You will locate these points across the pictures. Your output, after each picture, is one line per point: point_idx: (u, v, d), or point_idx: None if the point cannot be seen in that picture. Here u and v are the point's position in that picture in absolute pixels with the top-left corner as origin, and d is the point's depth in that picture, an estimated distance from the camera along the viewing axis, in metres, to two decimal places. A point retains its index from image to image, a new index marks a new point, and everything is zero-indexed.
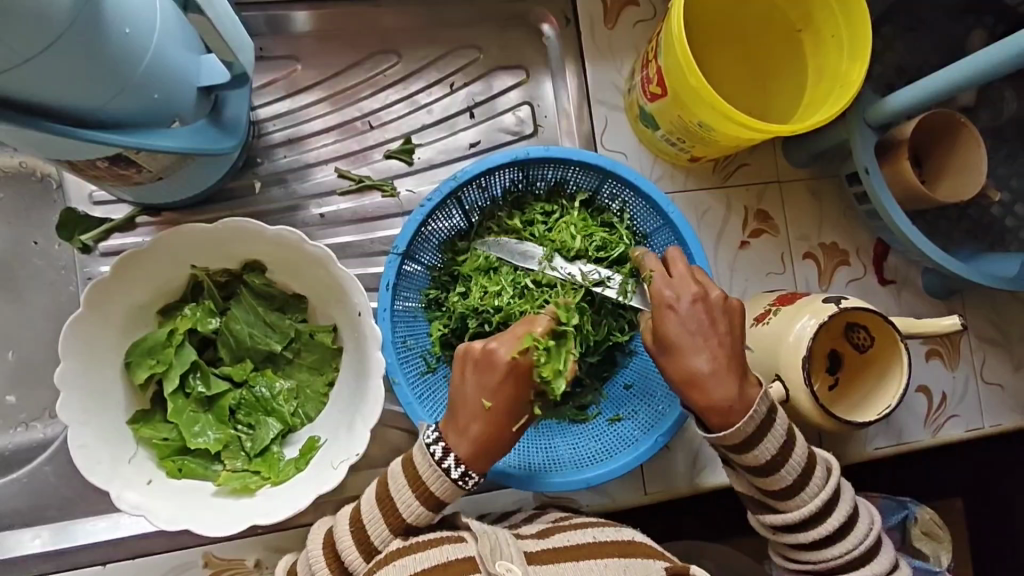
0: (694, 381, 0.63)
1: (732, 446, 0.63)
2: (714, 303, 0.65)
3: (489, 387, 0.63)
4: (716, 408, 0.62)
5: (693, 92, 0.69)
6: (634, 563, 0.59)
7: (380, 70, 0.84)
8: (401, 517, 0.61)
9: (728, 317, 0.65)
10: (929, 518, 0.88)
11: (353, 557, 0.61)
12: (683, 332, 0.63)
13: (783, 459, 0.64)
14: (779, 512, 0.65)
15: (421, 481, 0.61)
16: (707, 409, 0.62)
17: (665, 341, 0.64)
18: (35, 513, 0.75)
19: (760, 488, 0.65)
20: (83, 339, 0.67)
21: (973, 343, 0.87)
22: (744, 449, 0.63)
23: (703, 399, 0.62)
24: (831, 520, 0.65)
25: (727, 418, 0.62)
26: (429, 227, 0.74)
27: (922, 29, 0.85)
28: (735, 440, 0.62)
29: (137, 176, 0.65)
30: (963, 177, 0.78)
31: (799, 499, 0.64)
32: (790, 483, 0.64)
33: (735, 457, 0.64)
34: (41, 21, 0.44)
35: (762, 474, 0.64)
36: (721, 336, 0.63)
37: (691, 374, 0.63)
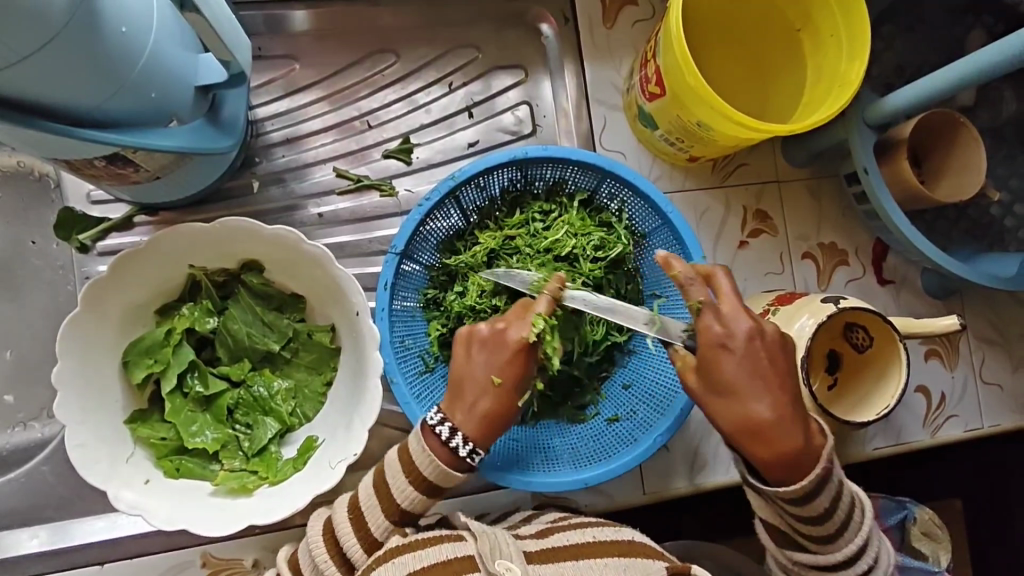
0: (761, 435, 0.60)
1: (791, 495, 0.60)
2: (762, 337, 0.62)
3: (500, 364, 0.64)
4: (782, 460, 0.60)
5: (691, 92, 0.69)
6: (634, 562, 0.60)
7: (378, 69, 0.84)
8: (396, 503, 0.62)
9: (774, 350, 0.62)
10: (928, 518, 0.88)
11: (351, 544, 0.62)
12: (743, 380, 0.60)
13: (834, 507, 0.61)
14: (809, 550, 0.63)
15: (415, 468, 0.62)
16: (769, 461, 0.60)
17: (717, 384, 0.61)
18: (33, 513, 0.75)
19: (797, 527, 0.62)
20: (80, 338, 0.67)
21: (972, 343, 0.87)
22: (804, 499, 0.60)
23: (771, 453, 0.60)
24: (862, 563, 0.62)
25: (784, 467, 0.60)
26: (427, 227, 0.74)
27: (922, 28, 0.85)
28: (795, 491, 0.60)
29: (135, 175, 0.65)
30: (962, 177, 0.78)
31: (839, 544, 0.62)
32: (836, 526, 0.62)
33: (786, 503, 0.61)
34: (37, 20, 0.44)
35: (808, 517, 0.61)
36: (777, 374, 0.61)
37: (755, 424, 0.60)
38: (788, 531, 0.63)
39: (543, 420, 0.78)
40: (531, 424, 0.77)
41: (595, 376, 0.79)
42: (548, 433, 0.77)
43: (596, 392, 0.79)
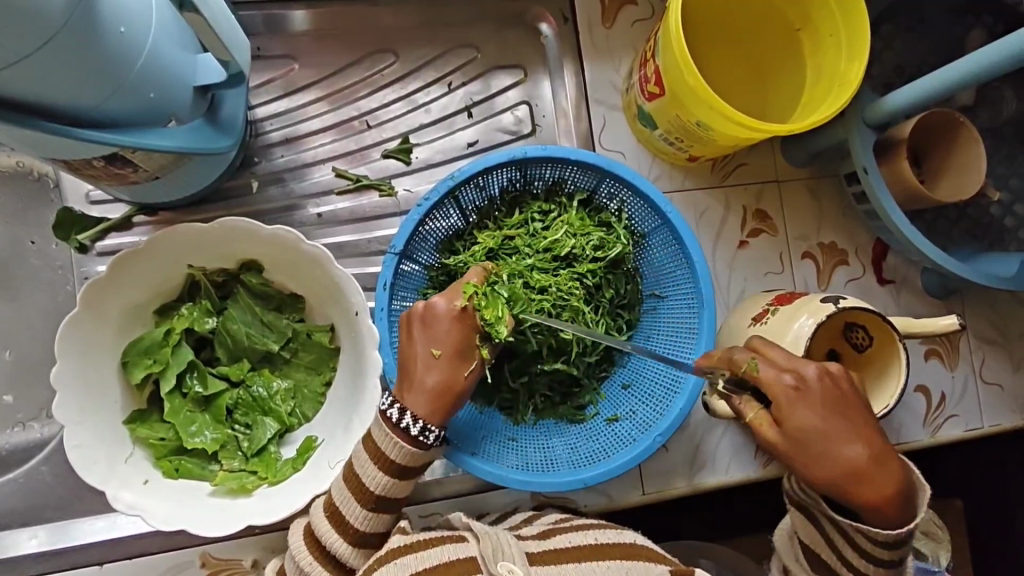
0: (861, 479, 0.59)
1: (878, 539, 0.59)
2: (832, 378, 0.61)
3: (437, 337, 0.64)
4: (881, 503, 0.59)
5: (690, 91, 0.69)
6: (636, 564, 0.59)
7: (378, 69, 0.84)
8: (368, 491, 0.62)
9: (842, 388, 0.62)
10: (928, 517, 0.89)
11: (334, 541, 0.62)
12: (831, 425, 0.59)
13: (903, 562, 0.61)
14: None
15: (380, 453, 0.62)
16: (873, 506, 0.59)
17: (804, 434, 0.59)
18: (32, 513, 0.75)
19: (853, 567, 0.62)
20: (79, 338, 0.66)
21: (972, 343, 0.87)
22: (889, 548, 0.59)
23: (875, 496, 0.58)
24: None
25: (883, 511, 0.59)
26: (426, 227, 0.73)
27: (922, 28, 0.85)
28: (888, 536, 0.59)
29: (133, 175, 0.65)
30: (962, 177, 0.77)
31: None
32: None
33: (865, 546, 0.60)
34: (34, 20, 0.44)
35: (875, 564, 0.61)
36: (857, 414, 0.61)
37: (853, 468, 0.59)
38: (835, 563, 0.63)
39: (542, 419, 0.78)
40: (531, 423, 0.77)
41: (595, 375, 0.79)
42: (547, 432, 0.77)
43: (595, 391, 0.78)
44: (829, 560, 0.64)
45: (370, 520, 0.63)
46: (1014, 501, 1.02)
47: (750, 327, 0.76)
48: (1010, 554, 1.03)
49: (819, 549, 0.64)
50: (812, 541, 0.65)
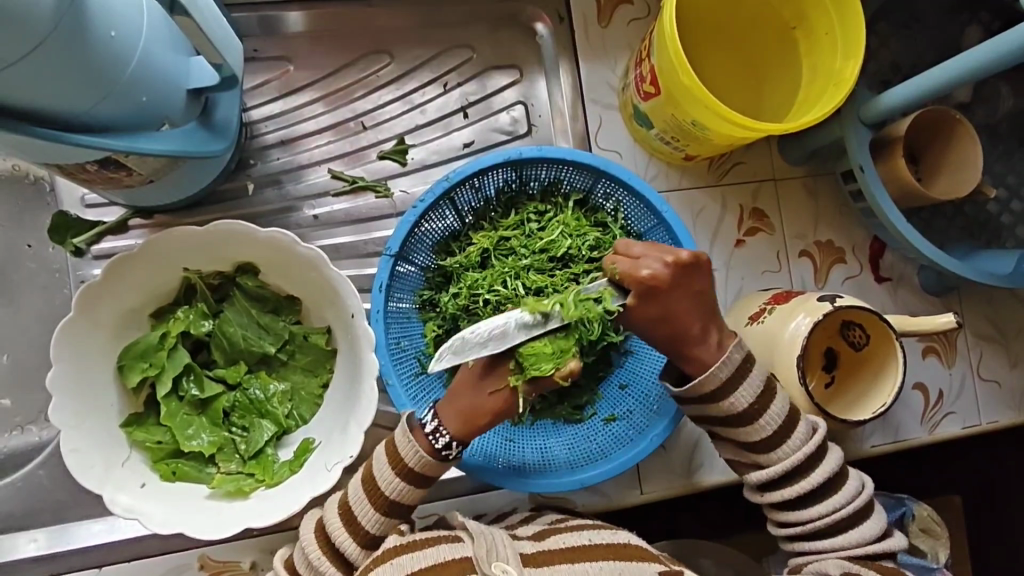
0: (688, 341, 0.63)
1: (707, 394, 0.65)
2: (682, 267, 0.62)
3: (476, 351, 0.63)
4: (697, 358, 0.64)
5: (685, 91, 0.69)
6: (630, 566, 0.59)
7: (373, 70, 0.84)
8: (384, 495, 0.63)
9: (698, 275, 0.63)
10: (928, 515, 0.84)
11: (344, 539, 0.62)
12: (675, 310, 0.62)
13: (762, 410, 0.66)
14: (761, 468, 0.67)
15: (399, 458, 0.63)
16: (698, 363, 0.64)
17: (654, 313, 0.62)
18: (29, 517, 0.75)
19: (743, 443, 0.67)
20: (75, 343, 0.67)
21: (969, 339, 0.87)
22: (722, 395, 0.65)
23: (693, 352, 0.64)
24: (816, 476, 0.66)
25: (703, 367, 0.64)
26: (422, 228, 0.73)
27: (918, 26, 0.84)
28: (713, 387, 0.64)
29: (127, 179, 0.65)
30: (957, 176, 0.78)
31: (779, 453, 0.66)
32: (768, 432, 0.66)
33: (713, 410, 0.66)
34: (21, 25, 0.44)
35: (740, 425, 0.66)
36: (686, 302, 0.63)
37: (687, 331, 0.63)
38: (746, 455, 0.68)
39: (539, 419, 0.77)
40: (527, 423, 0.77)
41: (591, 376, 0.78)
42: (545, 433, 0.77)
43: (593, 392, 0.78)
44: (743, 456, 0.69)
45: (382, 524, 0.63)
46: (1009, 498, 1.03)
47: (746, 327, 0.76)
48: (1008, 549, 1.03)
49: (737, 455, 0.69)
50: (733, 456, 0.69)
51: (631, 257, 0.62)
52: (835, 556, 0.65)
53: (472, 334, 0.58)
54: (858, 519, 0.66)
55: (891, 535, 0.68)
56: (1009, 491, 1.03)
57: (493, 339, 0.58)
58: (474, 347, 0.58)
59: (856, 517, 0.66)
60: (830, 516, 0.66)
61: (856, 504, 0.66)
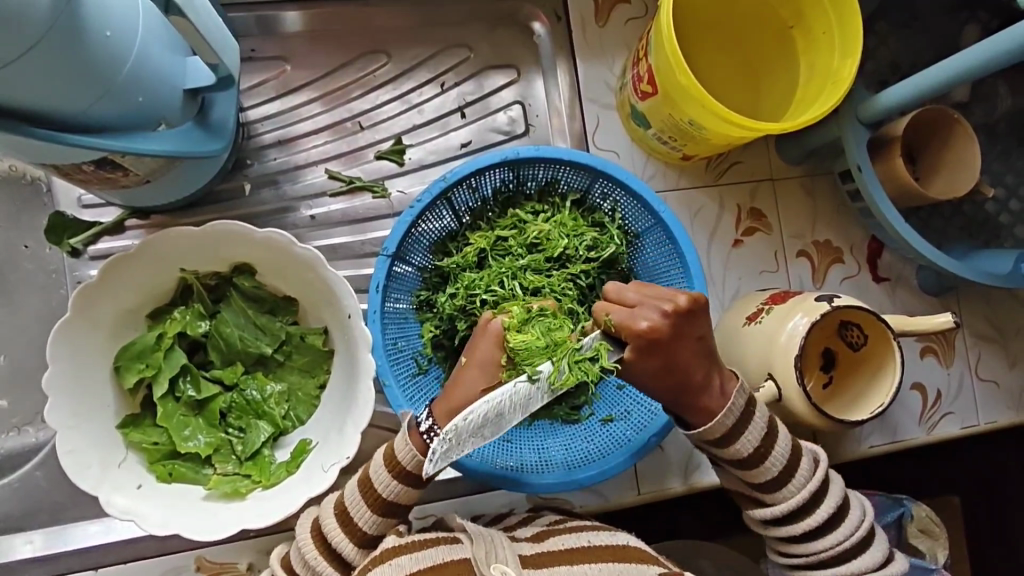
0: (693, 390, 0.63)
1: (713, 439, 0.65)
2: (679, 315, 0.61)
3: (471, 346, 0.64)
4: (702, 407, 0.64)
5: (682, 91, 0.69)
6: (629, 567, 0.59)
7: (370, 70, 0.84)
8: (380, 496, 0.62)
9: (696, 321, 0.63)
10: (925, 515, 0.84)
11: (340, 540, 0.62)
12: (678, 358, 0.61)
13: (767, 452, 0.65)
14: (767, 507, 0.67)
15: (396, 460, 0.62)
16: (704, 412, 0.64)
17: (658, 363, 0.61)
18: (26, 519, 0.75)
19: (748, 482, 0.67)
20: (71, 344, 0.66)
21: (968, 339, 0.87)
22: (729, 439, 0.65)
23: (698, 401, 0.63)
24: (822, 511, 0.66)
25: (708, 416, 0.64)
26: (419, 228, 0.73)
27: (916, 25, 0.84)
28: (719, 434, 0.64)
29: (124, 179, 0.65)
30: (956, 176, 0.78)
31: (786, 490, 0.66)
32: (776, 472, 0.66)
33: (719, 451, 0.66)
34: (16, 25, 0.43)
35: (747, 465, 0.66)
36: (681, 348, 0.62)
37: (690, 380, 0.62)
38: (751, 493, 0.68)
39: (538, 420, 0.76)
40: (526, 424, 0.76)
41: None
42: (543, 433, 0.76)
43: None
44: (748, 493, 0.68)
45: (378, 524, 0.63)
46: (1007, 498, 1.03)
47: (744, 327, 0.75)
48: (1006, 549, 1.03)
49: (740, 489, 0.69)
50: (735, 489, 0.69)
51: (626, 310, 0.61)
52: None
53: (465, 422, 0.56)
54: (861, 549, 0.67)
55: (891, 560, 0.68)
56: (1008, 491, 1.03)
57: (489, 424, 0.57)
58: (468, 439, 0.58)
59: (858, 547, 0.67)
60: (834, 548, 0.66)
61: (857, 533, 0.67)
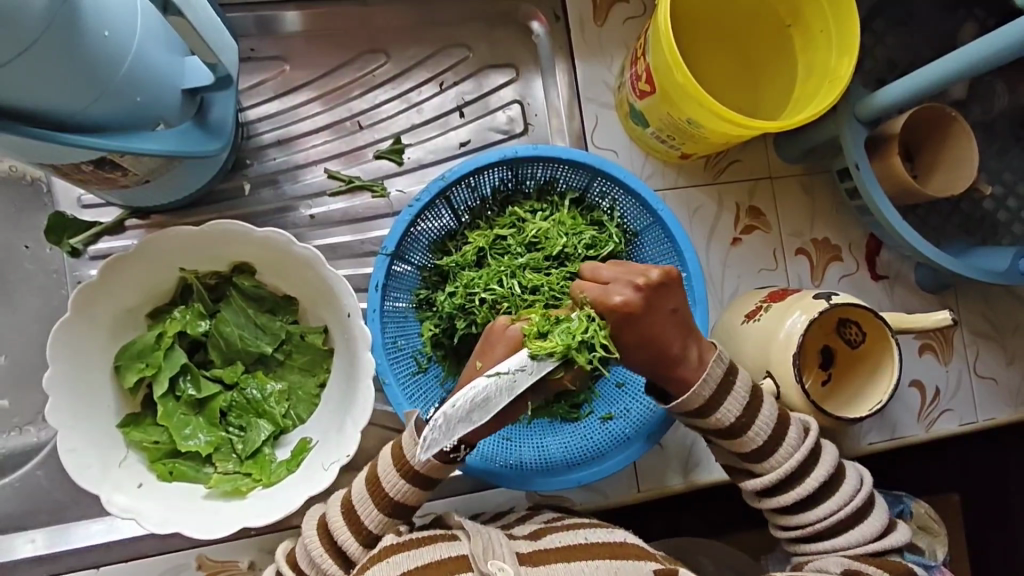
0: (669, 362, 0.63)
1: (696, 409, 0.65)
2: (651, 289, 0.62)
3: (486, 352, 0.60)
4: (681, 378, 0.64)
5: (680, 89, 0.69)
6: (626, 564, 0.59)
7: (369, 70, 0.84)
8: (387, 495, 0.63)
9: (670, 295, 0.62)
10: (925, 512, 0.85)
11: (346, 539, 0.62)
12: (653, 331, 0.61)
13: (749, 422, 0.66)
14: (757, 476, 0.68)
15: (404, 459, 0.62)
16: (681, 384, 0.64)
17: (635, 333, 0.61)
18: (27, 518, 0.75)
19: (736, 453, 0.68)
20: (71, 343, 0.67)
21: (966, 337, 0.87)
22: (710, 410, 0.65)
23: (678, 373, 0.64)
24: (813, 478, 0.66)
25: (686, 386, 0.64)
26: (418, 228, 0.74)
27: (914, 23, 0.84)
28: (698, 404, 0.65)
29: (123, 179, 0.65)
30: (953, 173, 0.78)
31: (772, 461, 0.66)
32: (760, 442, 0.66)
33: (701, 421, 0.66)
34: (14, 25, 0.44)
35: (731, 436, 0.66)
36: (657, 325, 0.62)
37: (668, 352, 0.62)
38: (741, 464, 0.68)
39: (536, 418, 0.77)
40: (525, 422, 0.76)
41: None
42: (542, 431, 0.77)
43: (590, 390, 0.78)
44: (738, 464, 0.69)
45: (384, 524, 0.63)
46: (1007, 495, 1.03)
47: (743, 324, 0.76)
48: (1006, 547, 1.03)
49: (729, 460, 0.69)
50: (725, 460, 0.70)
51: (602, 287, 0.62)
52: (836, 554, 0.65)
53: (454, 409, 0.56)
54: (859, 517, 0.67)
55: (892, 530, 0.67)
56: (1007, 489, 1.03)
57: (477, 409, 0.56)
58: (456, 425, 0.57)
59: (857, 516, 0.66)
60: (829, 517, 0.66)
61: (853, 503, 0.66)
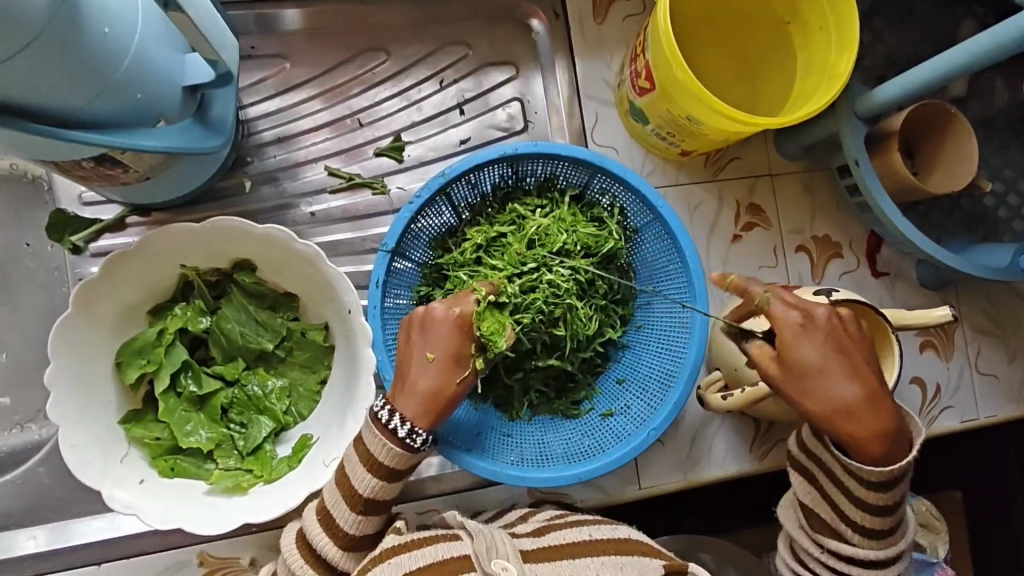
0: (854, 409, 0.60)
1: (866, 477, 0.61)
2: (851, 323, 0.62)
3: (432, 340, 0.64)
4: (878, 439, 0.60)
5: (679, 85, 0.69)
6: (631, 560, 0.59)
7: (369, 68, 0.84)
8: (358, 494, 0.62)
9: (862, 336, 0.62)
10: (926, 509, 0.87)
11: (324, 542, 0.62)
12: (843, 362, 0.60)
13: (897, 509, 0.63)
14: (851, 545, 0.64)
15: (370, 456, 0.62)
16: (868, 442, 0.60)
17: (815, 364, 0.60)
18: (29, 514, 0.75)
19: (852, 516, 0.63)
20: (73, 338, 0.67)
21: (967, 334, 0.87)
22: (879, 484, 0.61)
23: (863, 427, 0.60)
24: (896, 570, 0.64)
25: (879, 452, 0.61)
26: (418, 225, 0.74)
27: (912, 20, 0.84)
28: (875, 476, 0.61)
29: (124, 176, 0.65)
30: (952, 170, 0.78)
31: (881, 542, 0.63)
32: (890, 527, 0.63)
33: (853, 483, 0.62)
34: (15, 21, 0.44)
35: (872, 508, 0.62)
36: (860, 354, 0.61)
37: (851, 399, 0.60)
38: (842, 525, 0.64)
39: (538, 415, 0.78)
40: (525, 420, 0.77)
41: (589, 370, 0.79)
42: (544, 428, 0.77)
43: (591, 386, 0.79)
44: (833, 524, 0.65)
45: (360, 523, 0.63)
46: (1011, 492, 1.03)
47: None
48: (1010, 544, 1.03)
49: (829, 519, 0.65)
50: (822, 516, 0.65)
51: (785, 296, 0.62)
52: None
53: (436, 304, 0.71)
54: None
55: None
56: (1010, 485, 1.03)
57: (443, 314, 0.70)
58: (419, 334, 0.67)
59: None
60: None
61: None
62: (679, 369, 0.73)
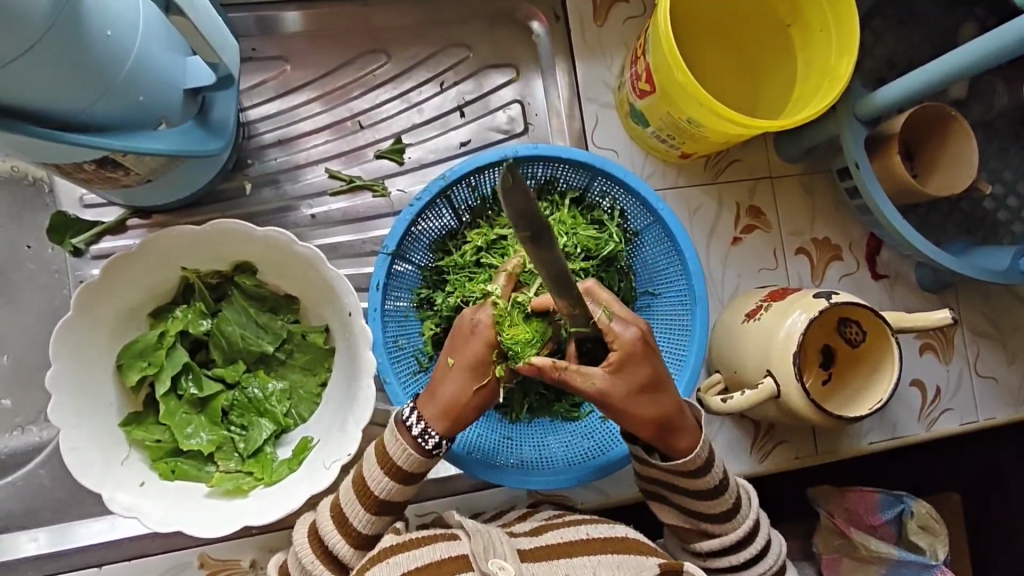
0: (672, 417, 0.63)
1: (687, 473, 0.64)
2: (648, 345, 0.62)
3: (457, 346, 0.63)
4: (688, 439, 0.63)
5: (679, 87, 0.69)
6: (629, 559, 0.59)
7: (370, 70, 0.84)
8: (373, 495, 0.63)
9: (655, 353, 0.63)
10: (925, 512, 0.87)
11: (337, 542, 0.62)
12: (656, 379, 0.62)
13: (725, 486, 0.66)
14: (714, 537, 0.66)
15: (388, 457, 0.62)
16: (679, 443, 0.63)
17: (636, 383, 0.61)
18: (29, 517, 0.75)
19: (700, 513, 0.66)
20: (74, 341, 0.67)
21: (967, 336, 0.87)
22: (702, 473, 0.64)
23: (681, 434, 0.63)
24: (758, 541, 0.67)
25: (687, 449, 0.63)
26: (418, 228, 0.74)
27: (912, 21, 0.84)
28: (696, 466, 0.63)
29: (125, 178, 0.65)
30: (951, 173, 0.78)
31: (730, 523, 0.66)
32: (731, 504, 0.66)
33: (682, 482, 0.65)
34: (18, 24, 0.44)
35: (709, 497, 0.65)
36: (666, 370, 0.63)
37: (668, 411, 0.62)
38: (694, 523, 0.67)
39: (538, 418, 0.78)
40: (525, 422, 0.77)
41: None
42: (543, 430, 0.77)
43: None
44: (689, 526, 0.67)
45: (372, 523, 0.63)
46: (1011, 494, 1.03)
47: (744, 323, 0.76)
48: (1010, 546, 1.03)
49: (682, 523, 0.67)
50: (678, 524, 0.67)
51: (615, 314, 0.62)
52: None
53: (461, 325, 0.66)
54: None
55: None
56: (1010, 487, 1.03)
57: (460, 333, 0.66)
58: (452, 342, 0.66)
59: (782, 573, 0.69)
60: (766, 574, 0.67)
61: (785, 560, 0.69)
62: (681, 371, 0.74)
